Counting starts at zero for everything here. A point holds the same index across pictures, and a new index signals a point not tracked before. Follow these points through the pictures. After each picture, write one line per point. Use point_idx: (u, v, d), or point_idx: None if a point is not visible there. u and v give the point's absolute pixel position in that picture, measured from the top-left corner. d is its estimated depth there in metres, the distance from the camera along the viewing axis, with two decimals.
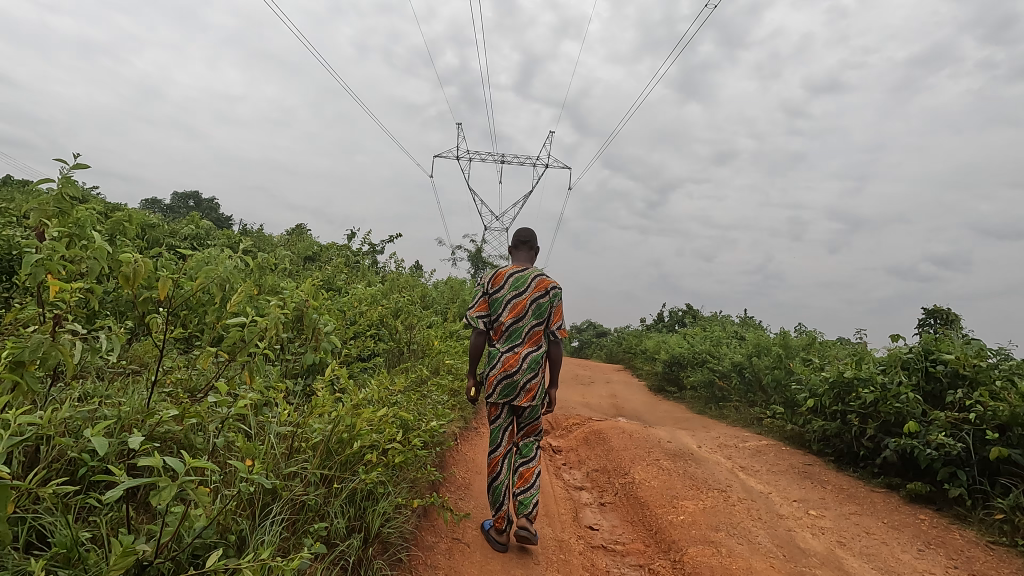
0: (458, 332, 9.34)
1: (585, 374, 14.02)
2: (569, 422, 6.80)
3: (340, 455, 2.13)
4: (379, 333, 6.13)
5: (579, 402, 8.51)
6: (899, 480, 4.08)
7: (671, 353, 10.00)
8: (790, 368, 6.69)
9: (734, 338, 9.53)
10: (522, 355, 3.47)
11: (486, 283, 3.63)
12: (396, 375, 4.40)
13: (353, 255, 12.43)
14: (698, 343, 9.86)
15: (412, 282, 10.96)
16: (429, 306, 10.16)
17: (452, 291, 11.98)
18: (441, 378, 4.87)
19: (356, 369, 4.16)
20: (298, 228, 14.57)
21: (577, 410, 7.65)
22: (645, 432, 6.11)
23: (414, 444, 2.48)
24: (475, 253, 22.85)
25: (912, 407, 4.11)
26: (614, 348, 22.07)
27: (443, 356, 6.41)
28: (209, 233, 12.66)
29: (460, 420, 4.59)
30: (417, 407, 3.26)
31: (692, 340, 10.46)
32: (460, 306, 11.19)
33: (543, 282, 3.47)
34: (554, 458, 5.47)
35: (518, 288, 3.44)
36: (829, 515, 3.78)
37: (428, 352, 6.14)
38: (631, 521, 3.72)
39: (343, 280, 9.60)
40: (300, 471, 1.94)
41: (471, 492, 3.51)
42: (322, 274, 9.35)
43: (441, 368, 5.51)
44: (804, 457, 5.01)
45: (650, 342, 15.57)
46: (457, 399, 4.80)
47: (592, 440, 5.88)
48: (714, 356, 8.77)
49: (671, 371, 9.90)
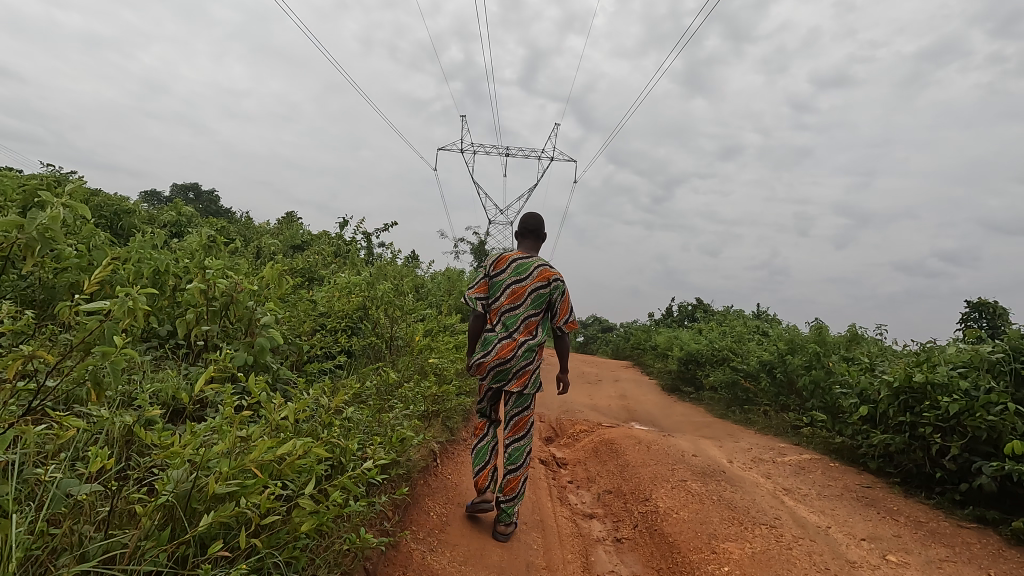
0: (453, 326, 8.53)
1: (591, 372, 13.18)
2: (576, 428, 5.97)
3: (198, 527, 1.31)
4: (355, 329, 5.31)
5: (587, 403, 7.68)
6: (996, 514, 3.24)
7: (686, 350, 9.16)
8: (830, 368, 5.84)
9: (757, 335, 8.66)
10: (518, 343, 3.22)
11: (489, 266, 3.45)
12: (362, 380, 3.58)
13: (343, 244, 11.63)
14: (717, 338, 9.00)
15: (406, 272, 10.17)
16: (423, 298, 9.36)
17: (450, 282, 11.18)
18: (424, 383, 4.05)
19: (308, 372, 3.34)
20: (289, 217, 13.86)
21: (584, 414, 6.82)
22: (664, 442, 5.27)
23: (347, 494, 1.63)
24: (478, 246, 21.97)
25: (1012, 422, 3.26)
26: (621, 343, 21.23)
27: (430, 353, 5.58)
28: (190, 222, 11.88)
29: (441, 434, 3.75)
30: (375, 428, 2.46)
31: (709, 336, 9.60)
32: (457, 299, 10.37)
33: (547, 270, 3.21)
34: (559, 473, 4.62)
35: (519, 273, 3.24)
36: (915, 564, 2.90)
37: (413, 350, 5.33)
38: (658, 569, 2.86)
39: (329, 269, 8.82)
40: (108, 567, 1.13)
41: (446, 532, 2.64)
42: (306, 261, 8.57)
43: (425, 368, 4.69)
44: (859, 477, 4.17)
45: (660, 337, 14.74)
46: (441, 408, 3.98)
47: (603, 451, 5.04)
48: (736, 354, 7.91)
49: (687, 370, 9.05)
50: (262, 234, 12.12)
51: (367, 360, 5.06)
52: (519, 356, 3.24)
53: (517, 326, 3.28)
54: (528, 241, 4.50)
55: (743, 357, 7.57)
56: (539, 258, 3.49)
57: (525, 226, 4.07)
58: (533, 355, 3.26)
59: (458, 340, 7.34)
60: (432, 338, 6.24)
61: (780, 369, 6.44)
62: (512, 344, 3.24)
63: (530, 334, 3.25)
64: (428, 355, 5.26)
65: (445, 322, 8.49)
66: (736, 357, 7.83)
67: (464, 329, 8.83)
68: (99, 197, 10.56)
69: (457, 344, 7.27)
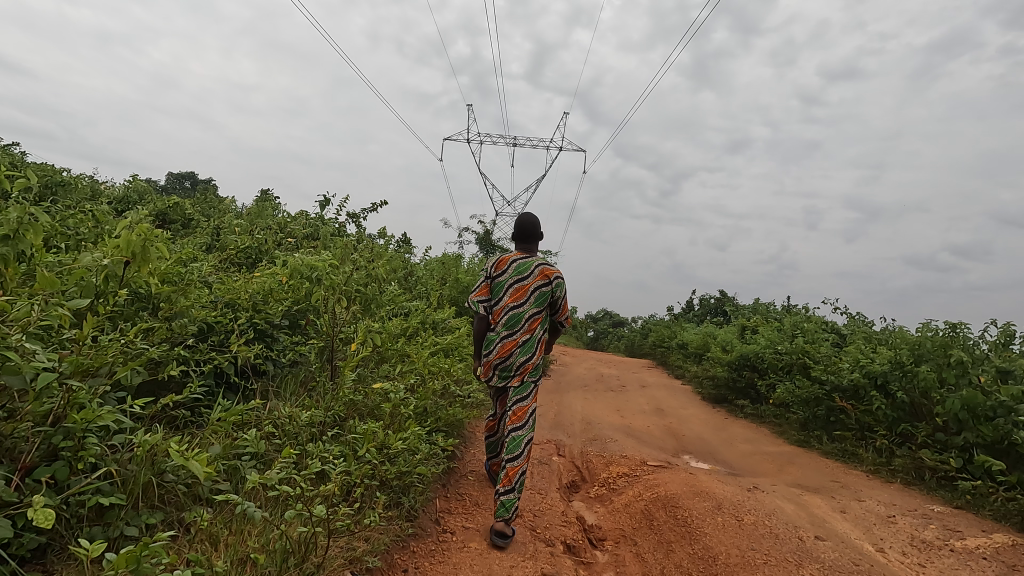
0: (442, 323, 6.72)
1: (613, 375, 11.31)
2: (612, 472, 4.13)
3: None
4: (278, 327, 3.44)
5: (619, 423, 5.85)
6: None
7: (739, 352, 7.31)
8: (986, 388, 4.00)
9: (831, 334, 6.82)
10: (521, 342, 3.11)
11: (489, 266, 3.24)
12: (179, 468, 1.76)
13: (320, 222, 9.83)
14: (778, 338, 7.16)
15: (388, 255, 8.35)
16: (407, 288, 7.57)
17: (443, 267, 9.33)
18: (331, 444, 2.23)
19: (50, 471, 1.50)
20: (264, 195, 12.20)
21: (618, 441, 5.02)
22: (752, 500, 3.44)
23: None
24: (484, 234, 20.05)
25: None
26: (638, 340, 19.47)
27: (401, 366, 3.74)
28: (141, 199, 10.18)
29: (375, 551, 1.92)
30: None
31: (764, 334, 7.74)
32: (453, 289, 8.52)
33: (550, 270, 3.05)
34: (597, 565, 2.77)
35: (519, 274, 3.05)
36: None
37: (363, 365, 3.45)
38: None
39: (288, 250, 6.99)
40: None
41: None
42: (257, 238, 6.75)
43: (374, 401, 2.85)
44: None
45: (688, 334, 12.88)
46: (366, 494, 2.16)
47: (663, 522, 3.19)
48: (814, 363, 6.06)
49: (743, 380, 7.17)
50: (226, 212, 10.37)
51: (291, 381, 3.20)
52: (522, 353, 3.10)
53: (520, 325, 3.11)
54: (538, 232, 3.55)
55: (825, 367, 5.73)
56: (541, 256, 3.30)
57: (515, 224, 3.15)
58: (537, 354, 3.10)
59: (448, 341, 5.53)
60: (405, 345, 4.40)
61: (899, 387, 4.55)
62: (514, 342, 3.11)
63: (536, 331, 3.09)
64: (384, 378, 3.39)
65: (433, 319, 6.65)
66: (814, 366, 5.98)
67: (457, 324, 7.00)
68: (28, 166, 8.89)
69: (447, 349, 5.46)
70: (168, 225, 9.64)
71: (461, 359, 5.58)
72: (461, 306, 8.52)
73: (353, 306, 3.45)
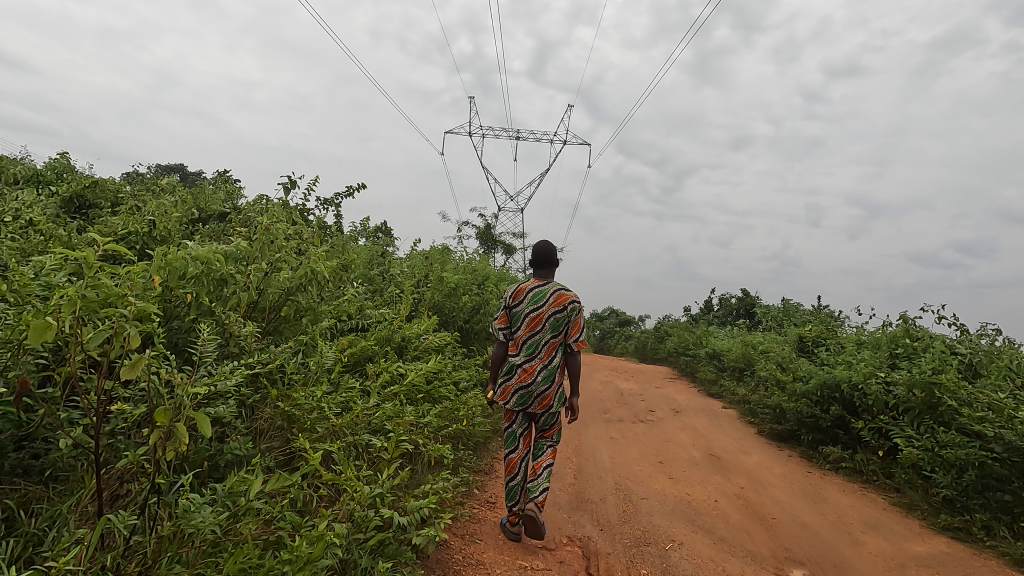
0: (416, 341, 4.80)
1: (634, 393, 9.41)
2: None
3: None
4: None
5: (672, 492, 3.98)
6: None
7: (821, 381, 5.40)
8: None
9: (957, 360, 4.95)
10: (539, 371, 2.81)
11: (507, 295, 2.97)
12: None
13: (276, 206, 7.83)
14: (875, 361, 5.29)
15: (353, 247, 6.43)
16: (374, 294, 5.66)
17: (429, 262, 7.37)
18: None
19: None
20: (222, 175, 10.29)
21: (683, 541, 3.13)
22: None
23: None
24: (484, 227, 18.06)
25: None
26: (652, 343, 17.53)
27: (271, 487, 1.78)
28: (60, 179, 8.29)
29: None
30: None
31: (847, 353, 5.87)
32: (438, 290, 6.51)
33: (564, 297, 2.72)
34: None
35: (537, 304, 2.79)
36: None
37: (174, 488, 1.59)
38: None
39: (206, 236, 5.02)
40: None
41: None
42: (157, 220, 4.75)
43: None
44: None
45: (719, 344, 10.95)
46: None
47: None
48: (955, 405, 4.14)
49: (828, 417, 5.25)
50: (166, 194, 8.40)
51: None
52: (542, 378, 2.83)
53: (538, 351, 2.82)
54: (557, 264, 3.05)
55: (984, 415, 3.84)
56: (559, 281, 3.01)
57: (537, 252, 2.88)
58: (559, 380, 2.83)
59: (417, 379, 3.54)
60: (310, 405, 2.58)
61: None
62: (533, 370, 2.82)
63: (554, 360, 2.81)
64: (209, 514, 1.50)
65: (402, 336, 4.73)
66: (959, 411, 4.11)
67: (439, 339, 5.07)
68: None
69: (412, 391, 3.55)
70: (87, 210, 7.64)
71: (435, 404, 3.68)
72: (449, 313, 6.58)
73: (133, 362, 1.50)
